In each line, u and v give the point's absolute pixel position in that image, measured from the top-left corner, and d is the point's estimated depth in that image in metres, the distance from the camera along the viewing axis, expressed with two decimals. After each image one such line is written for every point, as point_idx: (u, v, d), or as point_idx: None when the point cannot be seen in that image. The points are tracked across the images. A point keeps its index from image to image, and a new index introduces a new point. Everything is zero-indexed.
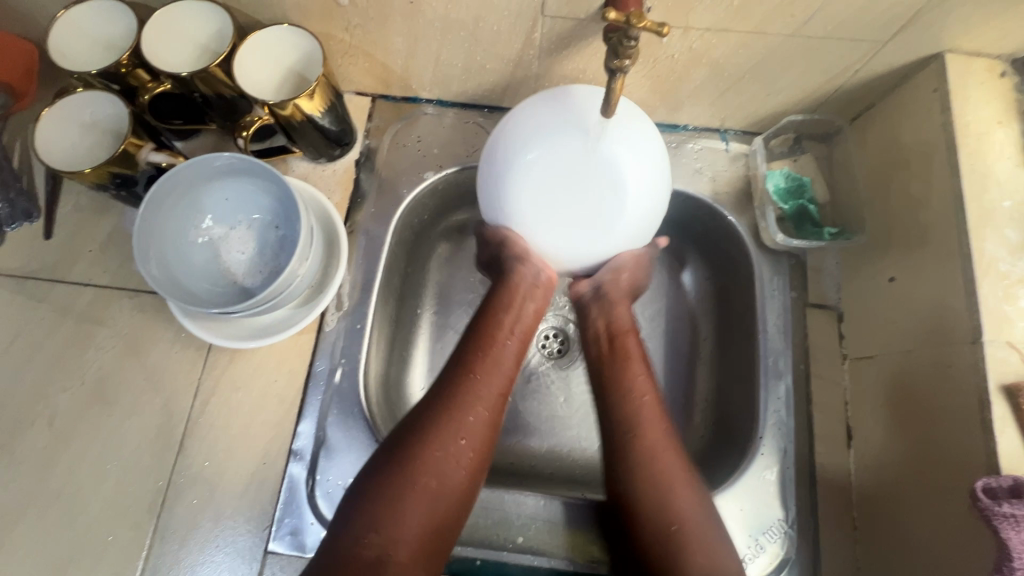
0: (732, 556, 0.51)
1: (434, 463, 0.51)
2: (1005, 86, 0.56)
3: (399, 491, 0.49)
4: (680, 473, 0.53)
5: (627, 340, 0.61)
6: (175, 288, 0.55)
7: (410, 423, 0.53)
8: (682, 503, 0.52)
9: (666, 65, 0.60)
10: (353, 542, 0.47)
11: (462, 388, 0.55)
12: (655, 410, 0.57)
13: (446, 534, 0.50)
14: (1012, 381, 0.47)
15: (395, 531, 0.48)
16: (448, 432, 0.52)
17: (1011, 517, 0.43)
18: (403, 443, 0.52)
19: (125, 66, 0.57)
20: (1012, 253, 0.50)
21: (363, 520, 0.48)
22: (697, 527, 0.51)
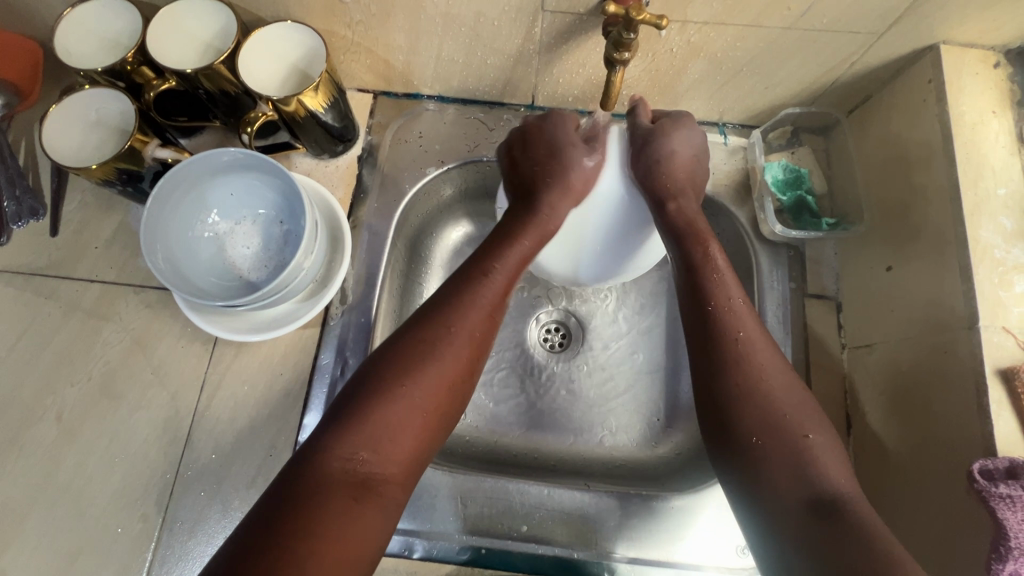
0: (842, 467, 0.46)
1: (428, 384, 0.48)
2: (999, 76, 0.57)
3: (392, 408, 0.46)
4: (784, 379, 0.49)
5: (704, 244, 0.55)
6: (182, 282, 0.56)
7: (401, 339, 0.50)
8: (774, 416, 0.47)
9: (664, 58, 0.61)
10: (342, 460, 0.43)
11: (466, 305, 0.52)
12: (747, 313, 0.52)
13: (429, 456, 0.48)
14: (1008, 365, 0.48)
15: (386, 451, 0.45)
16: (446, 350, 0.50)
17: (1008, 497, 0.44)
18: (395, 360, 0.49)
19: (130, 64, 0.57)
20: (1007, 240, 0.51)
21: (354, 437, 0.44)
22: (796, 452, 0.46)
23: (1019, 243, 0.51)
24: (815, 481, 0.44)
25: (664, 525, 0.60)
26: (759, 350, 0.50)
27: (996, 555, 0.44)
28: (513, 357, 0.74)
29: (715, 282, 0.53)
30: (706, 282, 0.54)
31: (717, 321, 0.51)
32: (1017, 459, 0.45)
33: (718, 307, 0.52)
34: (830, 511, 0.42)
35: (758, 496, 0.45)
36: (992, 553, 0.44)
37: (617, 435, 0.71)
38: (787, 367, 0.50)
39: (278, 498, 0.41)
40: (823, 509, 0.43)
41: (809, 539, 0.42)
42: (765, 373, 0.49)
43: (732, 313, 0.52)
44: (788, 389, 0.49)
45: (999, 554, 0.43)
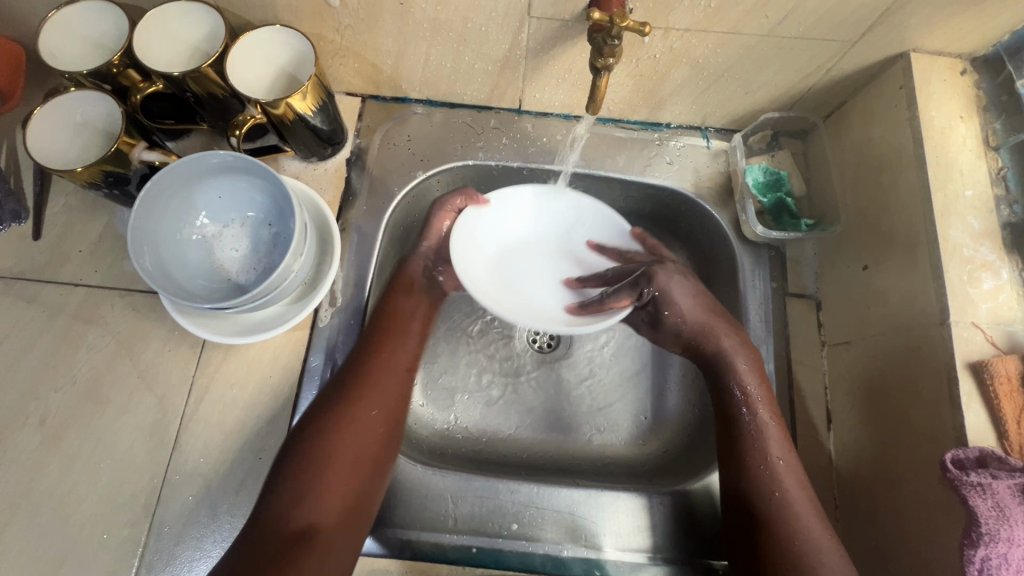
0: None
1: (342, 446, 0.56)
2: (966, 83, 0.59)
3: (316, 466, 0.54)
4: (821, 533, 0.53)
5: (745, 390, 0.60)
6: (168, 283, 0.56)
7: (316, 406, 0.58)
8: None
9: (648, 64, 0.62)
10: (280, 516, 0.52)
11: (358, 374, 0.60)
12: (795, 477, 0.56)
13: (363, 507, 0.55)
14: (977, 358, 0.50)
15: (317, 504, 0.53)
16: (348, 415, 0.58)
17: (978, 485, 0.45)
18: (313, 421, 0.57)
19: (116, 67, 0.57)
20: (976, 240, 0.53)
21: (287, 495, 0.53)
22: None
23: (987, 242, 0.53)
24: None
25: (653, 520, 0.62)
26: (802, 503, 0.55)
27: (968, 540, 0.45)
28: (502, 358, 0.75)
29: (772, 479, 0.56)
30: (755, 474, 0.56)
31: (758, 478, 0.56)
32: (986, 448, 0.47)
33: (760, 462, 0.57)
34: None
35: None
36: (964, 538, 0.46)
37: (604, 433, 0.72)
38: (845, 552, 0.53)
39: (232, 556, 0.50)
40: None
41: None
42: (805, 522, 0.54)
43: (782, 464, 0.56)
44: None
45: (971, 539, 0.45)
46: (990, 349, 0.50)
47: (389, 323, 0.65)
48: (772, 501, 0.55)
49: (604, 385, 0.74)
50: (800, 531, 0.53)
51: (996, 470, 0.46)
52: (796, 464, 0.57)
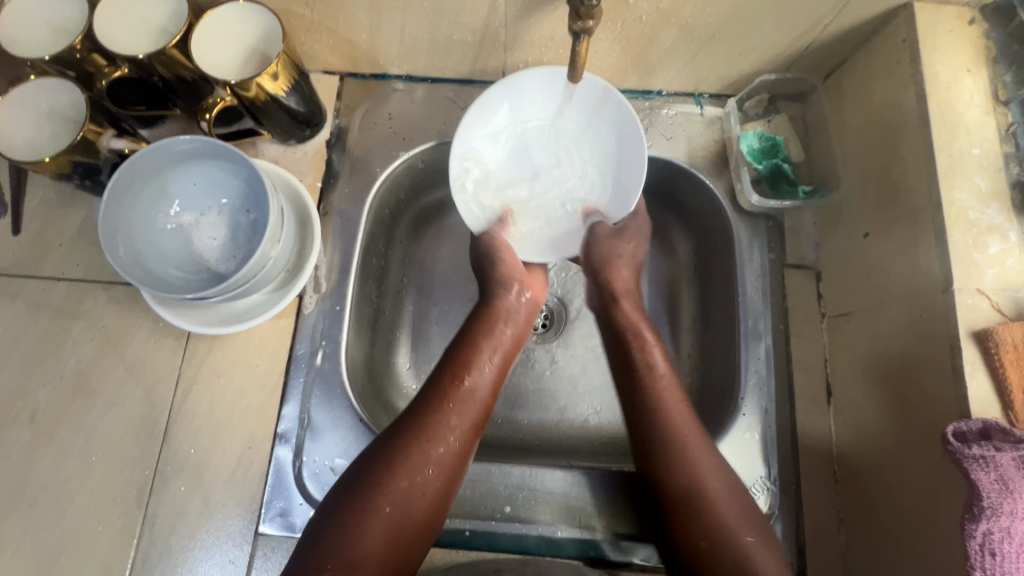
0: (735, 503, 0.51)
1: (394, 493, 0.49)
2: (974, 34, 0.55)
3: (360, 518, 0.47)
4: (688, 420, 0.55)
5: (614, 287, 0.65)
6: (144, 274, 0.54)
7: (376, 451, 0.51)
8: (669, 437, 0.54)
9: (634, 27, 0.59)
10: (315, 570, 0.45)
11: (434, 419, 0.53)
12: (651, 332, 0.62)
13: (405, 564, 0.49)
14: (982, 327, 0.48)
15: (356, 559, 0.46)
16: (408, 462, 0.50)
17: (981, 458, 0.44)
18: (369, 467, 0.50)
19: (79, 51, 0.55)
20: (982, 202, 0.51)
21: (322, 549, 0.46)
22: (682, 458, 0.53)
23: (994, 203, 0.50)
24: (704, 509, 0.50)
25: None
26: (661, 373, 0.58)
27: (969, 514, 0.44)
28: None
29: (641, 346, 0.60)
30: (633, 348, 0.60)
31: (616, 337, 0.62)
32: (990, 420, 0.45)
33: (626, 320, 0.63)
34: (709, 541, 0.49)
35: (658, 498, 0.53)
36: (965, 513, 0.44)
37: (601, 412, 0.71)
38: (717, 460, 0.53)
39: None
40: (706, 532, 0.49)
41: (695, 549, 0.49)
42: (668, 391, 0.57)
43: (638, 329, 0.62)
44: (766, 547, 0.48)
45: (972, 514, 0.44)
46: (996, 316, 0.48)
47: (471, 366, 0.58)
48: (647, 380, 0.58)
49: (601, 363, 0.73)
50: (684, 443, 0.53)
51: (1000, 443, 0.44)
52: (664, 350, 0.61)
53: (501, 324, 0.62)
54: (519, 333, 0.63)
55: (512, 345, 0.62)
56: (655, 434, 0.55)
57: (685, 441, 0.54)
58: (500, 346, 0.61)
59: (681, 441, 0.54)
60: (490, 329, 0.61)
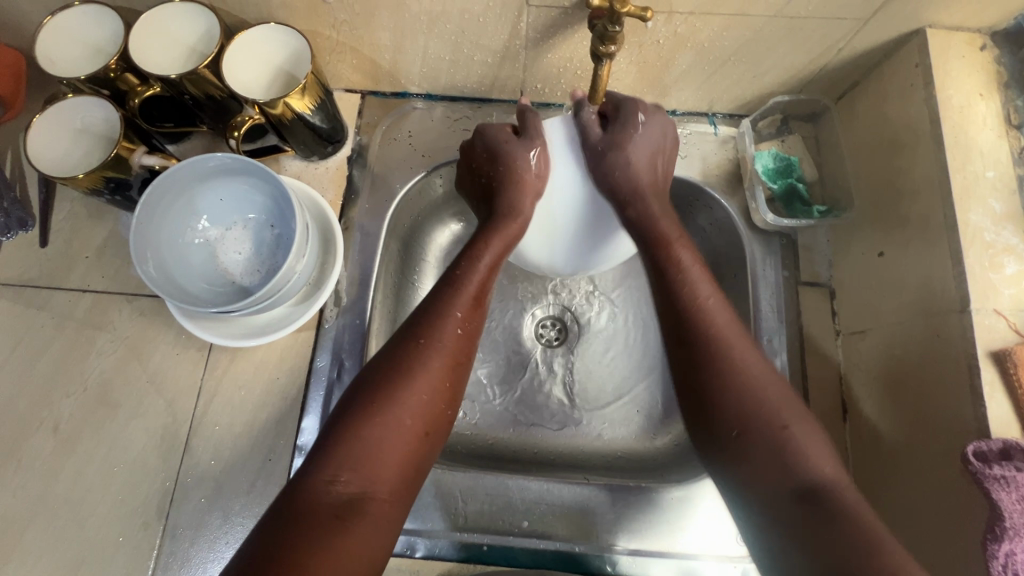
0: (828, 453, 0.46)
1: (409, 403, 0.48)
2: (986, 59, 0.57)
3: (375, 427, 0.46)
4: (761, 367, 0.50)
5: (673, 246, 0.55)
6: (172, 288, 0.56)
7: (384, 364, 0.50)
8: (755, 403, 0.48)
9: (652, 50, 0.60)
10: (326, 483, 0.43)
11: (433, 329, 0.52)
12: (702, 278, 0.54)
13: (419, 476, 0.48)
14: (1000, 347, 0.48)
15: (371, 472, 0.45)
16: (419, 373, 0.49)
17: (1002, 478, 0.44)
18: (379, 380, 0.48)
19: (114, 71, 0.57)
20: (997, 224, 0.51)
21: (337, 461, 0.44)
22: (775, 436, 0.46)
23: (1009, 225, 0.51)
24: (802, 471, 0.45)
25: (665, 516, 0.61)
26: (728, 329, 0.51)
27: (991, 534, 0.44)
28: (509, 354, 0.74)
29: (684, 279, 0.53)
30: (676, 278, 0.53)
31: (672, 286, 0.53)
32: (1010, 440, 0.45)
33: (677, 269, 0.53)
34: (816, 496, 0.44)
35: (733, 478, 0.47)
36: (988, 534, 0.44)
37: (615, 426, 0.71)
38: (814, 422, 0.48)
39: (263, 526, 0.42)
40: (809, 498, 0.44)
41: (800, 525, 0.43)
42: (736, 338, 0.50)
43: (710, 302, 0.52)
44: (823, 447, 0.47)
45: (995, 534, 0.44)
46: (1013, 336, 0.48)
47: (470, 283, 0.55)
48: (716, 347, 0.50)
49: (615, 377, 0.73)
50: (714, 332, 0.51)
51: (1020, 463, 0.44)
52: (721, 300, 0.53)
53: (507, 224, 0.58)
54: (511, 250, 0.59)
55: (515, 239, 0.58)
56: (726, 411, 0.48)
57: (782, 420, 0.47)
58: (504, 237, 0.58)
59: (717, 340, 0.50)
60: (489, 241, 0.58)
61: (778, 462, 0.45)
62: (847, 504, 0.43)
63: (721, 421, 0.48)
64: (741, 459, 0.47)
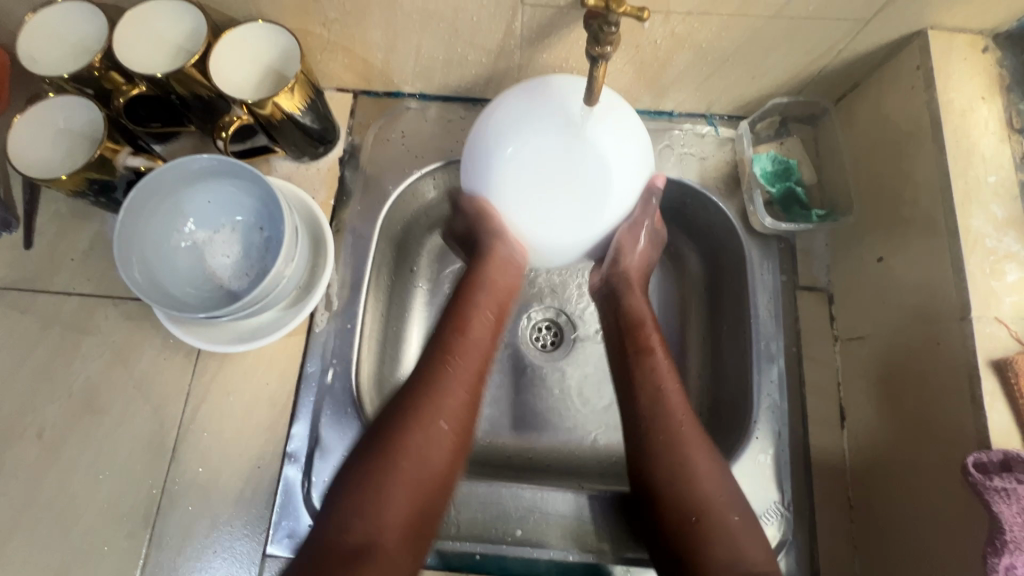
0: (763, 549, 0.50)
1: (412, 451, 0.49)
2: (988, 61, 0.56)
3: (380, 473, 0.48)
4: (711, 470, 0.52)
5: (644, 329, 0.60)
6: (158, 293, 0.54)
7: (392, 409, 0.52)
8: (699, 497, 0.51)
9: (649, 50, 0.59)
10: (338, 531, 0.46)
11: (439, 373, 0.54)
12: (670, 373, 0.58)
13: (428, 521, 0.49)
14: (1001, 356, 0.47)
15: (380, 519, 0.47)
16: (422, 419, 0.51)
17: (1002, 490, 0.43)
18: (386, 426, 0.51)
19: (97, 69, 0.55)
20: (999, 230, 0.51)
21: (348, 508, 0.47)
22: (725, 529, 0.50)
23: (1011, 231, 0.50)
24: (739, 561, 0.48)
25: None
26: (690, 429, 0.54)
27: (991, 548, 0.43)
28: (505, 357, 0.73)
29: (648, 369, 0.57)
30: (640, 369, 0.58)
31: (643, 408, 0.55)
32: (1011, 451, 0.44)
33: (653, 389, 0.56)
34: None
35: None
36: (988, 546, 0.44)
37: (611, 432, 0.70)
38: (757, 527, 0.51)
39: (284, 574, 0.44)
40: None
41: None
42: (697, 456, 0.53)
43: (665, 389, 0.56)
44: (755, 539, 0.50)
45: (995, 547, 0.43)
46: (1014, 345, 0.47)
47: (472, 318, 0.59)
48: (666, 430, 0.54)
49: (612, 381, 0.72)
50: (668, 440, 0.53)
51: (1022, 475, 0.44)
52: (685, 402, 0.56)
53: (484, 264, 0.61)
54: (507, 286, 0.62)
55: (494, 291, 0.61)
56: (676, 504, 0.51)
57: (717, 505, 0.51)
58: (479, 289, 0.61)
59: (675, 432, 0.53)
60: (478, 287, 0.61)
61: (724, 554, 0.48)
62: None
63: (669, 521, 0.51)
64: (707, 550, 0.49)
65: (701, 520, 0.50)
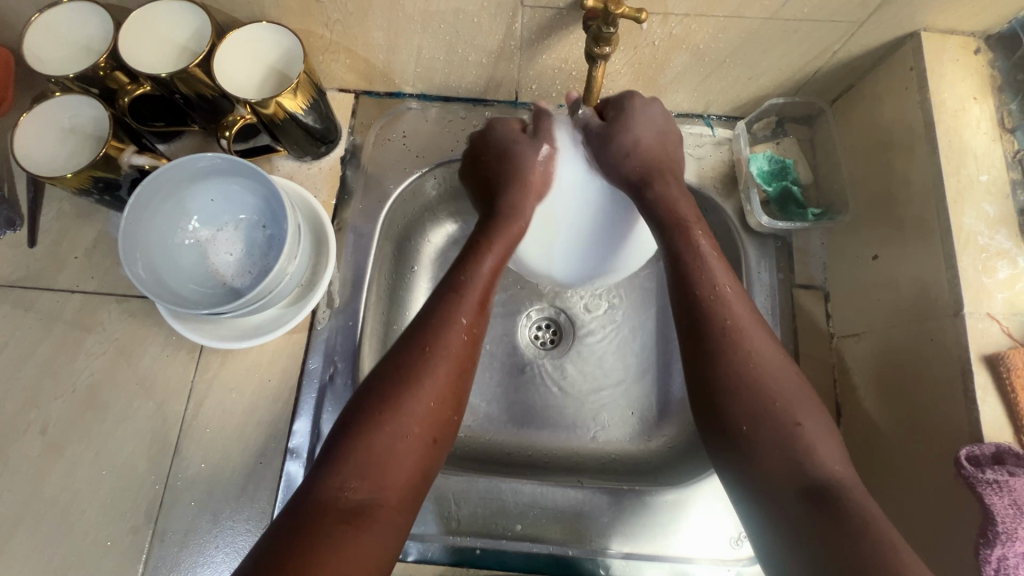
0: (837, 456, 0.46)
1: (418, 412, 0.48)
2: (980, 62, 0.57)
3: (381, 433, 0.46)
4: (780, 377, 0.49)
5: (687, 228, 0.55)
6: (163, 290, 0.55)
7: (395, 366, 0.49)
8: (764, 398, 0.47)
9: (647, 51, 0.60)
10: (336, 488, 0.43)
11: (443, 329, 0.51)
12: (727, 281, 0.53)
13: (427, 482, 0.48)
14: (993, 351, 0.48)
15: (382, 479, 0.45)
16: (429, 378, 0.49)
17: (995, 482, 0.44)
18: (389, 382, 0.48)
19: (103, 69, 0.56)
20: (991, 227, 0.51)
21: (347, 467, 0.44)
22: (787, 433, 0.46)
23: (1002, 229, 0.51)
24: (807, 469, 0.44)
25: (657, 518, 0.61)
26: (749, 328, 0.51)
27: (984, 539, 0.44)
28: (505, 354, 0.74)
29: (698, 266, 0.53)
30: (691, 264, 0.53)
31: (709, 303, 0.51)
32: (1002, 444, 0.45)
33: (709, 288, 0.52)
34: (822, 497, 0.43)
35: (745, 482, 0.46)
36: (980, 538, 0.44)
37: (609, 428, 0.71)
38: (830, 429, 0.47)
39: (275, 528, 0.41)
40: (814, 495, 0.43)
41: (803, 522, 0.42)
42: (758, 354, 0.49)
43: (725, 292, 0.52)
44: (828, 446, 0.46)
45: (987, 538, 0.44)
46: (1006, 340, 0.48)
47: (476, 280, 0.55)
48: (721, 326, 0.50)
49: (610, 379, 0.73)
50: (731, 333, 0.50)
51: (1013, 467, 0.44)
52: (742, 294, 0.53)
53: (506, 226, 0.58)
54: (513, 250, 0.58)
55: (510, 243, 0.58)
56: (739, 399, 0.48)
57: (790, 420, 0.46)
58: (503, 240, 0.57)
59: (728, 328, 0.50)
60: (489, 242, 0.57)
61: (784, 454, 0.45)
62: (853, 506, 0.42)
63: (727, 417, 0.48)
64: (753, 454, 0.46)
65: (750, 430, 0.47)
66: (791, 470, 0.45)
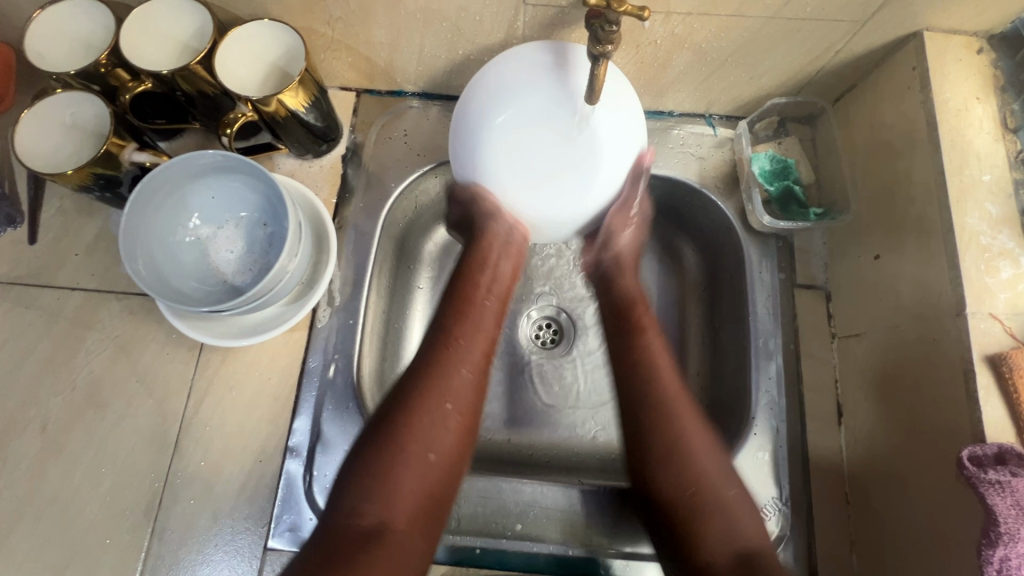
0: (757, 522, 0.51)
1: (421, 437, 0.51)
2: (982, 62, 0.57)
3: (389, 461, 0.49)
4: (701, 444, 0.53)
5: (635, 311, 0.62)
6: (163, 288, 0.55)
7: (396, 395, 0.53)
8: (692, 479, 0.52)
9: (649, 50, 0.60)
10: (348, 515, 0.47)
11: (441, 357, 0.55)
12: (661, 349, 0.59)
13: (440, 505, 0.51)
14: (996, 352, 0.48)
15: (390, 502, 0.48)
16: (428, 402, 0.52)
17: (997, 483, 0.44)
18: (392, 411, 0.52)
19: (104, 66, 0.56)
20: (994, 227, 0.51)
21: (358, 494, 0.48)
22: (717, 500, 0.51)
23: (1005, 229, 0.51)
24: (731, 530, 0.50)
25: None
26: (680, 402, 0.55)
27: (986, 540, 0.44)
28: (505, 354, 0.74)
29: (645, 345, 0.59)
30: (642, 345, 0.59)
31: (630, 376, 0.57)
32: (1005, 444, 0.45)
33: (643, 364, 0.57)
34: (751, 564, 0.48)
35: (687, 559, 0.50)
36: (982, 538, 0.44)
37: (609, 429, 0.71)
38: (750, 499, 0.52)
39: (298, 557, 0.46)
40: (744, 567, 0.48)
41: None
42: (687, 422, 0.54)
43: (659, 367, 0.57)
44: (749, 509, 0.51)
45: (989, 539, 0.44)
46: (1008, 340, 0.48)
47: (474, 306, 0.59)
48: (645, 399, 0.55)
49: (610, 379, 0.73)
50: (663, 418, 0.54)
51: (1016, 468, 0.44)
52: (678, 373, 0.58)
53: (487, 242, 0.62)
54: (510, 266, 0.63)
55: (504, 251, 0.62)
56: (673, 489, 0.52)
57: (703, 479, 0.51)
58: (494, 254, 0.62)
59: (659, 400, 0.55)
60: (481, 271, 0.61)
61: (721, 525, 0.50)
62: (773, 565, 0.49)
63: (663, 498, 0.52)
64: (697, 537, 0.50)
65: (689, 495, 0.51)
66: (724, 536, 0.50)
